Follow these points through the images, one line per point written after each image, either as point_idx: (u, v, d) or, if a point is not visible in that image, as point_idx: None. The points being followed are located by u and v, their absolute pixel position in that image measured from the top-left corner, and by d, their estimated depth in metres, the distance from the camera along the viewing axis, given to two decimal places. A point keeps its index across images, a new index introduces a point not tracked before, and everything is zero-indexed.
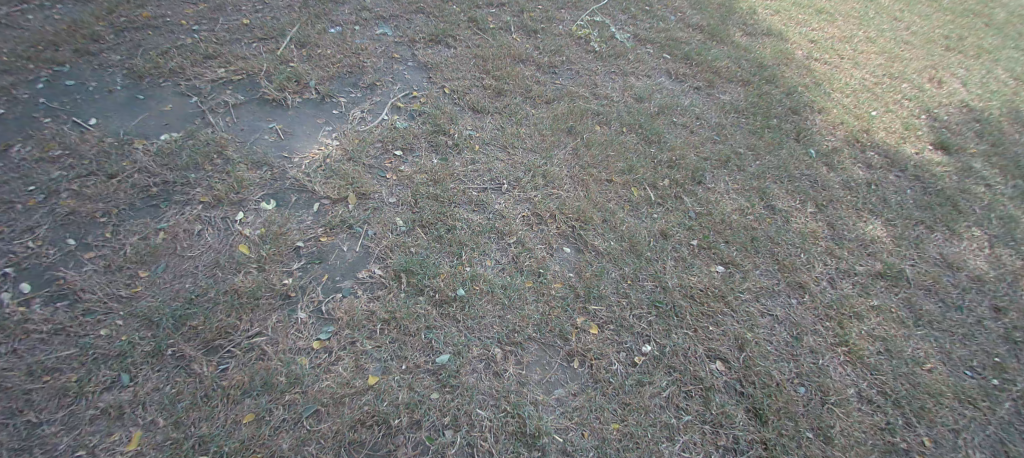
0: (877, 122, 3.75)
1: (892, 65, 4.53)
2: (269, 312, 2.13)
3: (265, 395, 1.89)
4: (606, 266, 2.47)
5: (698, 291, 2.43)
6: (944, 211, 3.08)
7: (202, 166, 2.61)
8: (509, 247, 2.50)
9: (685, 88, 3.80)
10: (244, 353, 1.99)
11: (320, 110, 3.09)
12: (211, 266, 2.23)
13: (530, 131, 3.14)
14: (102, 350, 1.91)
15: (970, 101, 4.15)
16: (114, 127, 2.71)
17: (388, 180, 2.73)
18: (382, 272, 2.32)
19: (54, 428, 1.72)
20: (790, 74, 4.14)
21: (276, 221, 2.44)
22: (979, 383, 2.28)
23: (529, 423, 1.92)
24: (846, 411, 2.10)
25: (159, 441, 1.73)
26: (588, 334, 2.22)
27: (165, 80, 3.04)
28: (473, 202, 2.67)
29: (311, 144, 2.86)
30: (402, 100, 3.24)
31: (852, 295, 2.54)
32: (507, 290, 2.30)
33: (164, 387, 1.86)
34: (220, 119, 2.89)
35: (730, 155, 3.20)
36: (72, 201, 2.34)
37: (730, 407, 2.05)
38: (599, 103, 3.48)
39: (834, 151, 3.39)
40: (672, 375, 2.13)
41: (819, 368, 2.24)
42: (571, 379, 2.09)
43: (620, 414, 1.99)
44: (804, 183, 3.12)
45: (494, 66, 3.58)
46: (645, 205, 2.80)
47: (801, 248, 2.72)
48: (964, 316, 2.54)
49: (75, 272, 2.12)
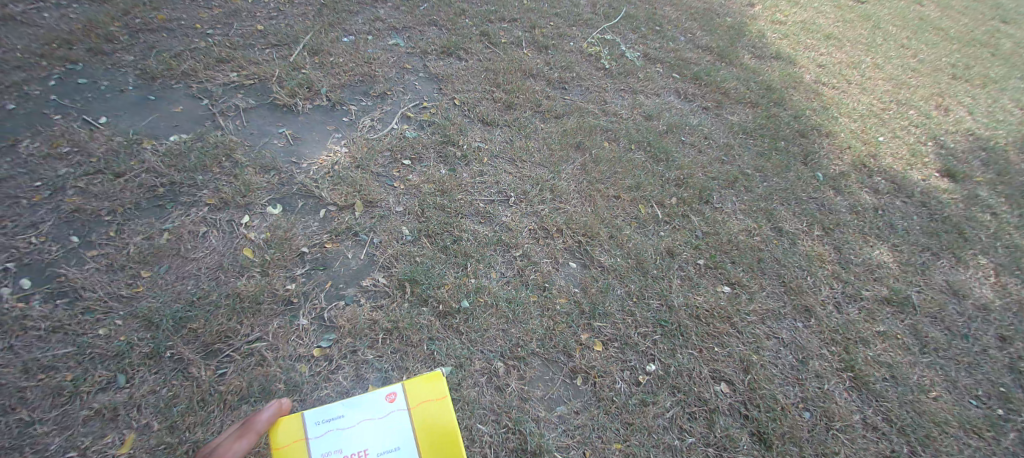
0: (884, 148, 3.76)
1: (899, 92, 4.55)
2: (270, 318, 2.11)
3: (262, 401, 1.88)
4: (611, 282, 2.45)
5: (704, 311, 2.40)
6: (951, 238, 3.07)
7: (209, 168, 2.60)
8: (514, 260, 2.48)
9: (694, 108, 3.81)
10: (243, 358, 1.98)
11: (329, 117, 3.09)
12: (214, 269, 2.22)
13: (538, 145, 3.14)
14: (100, 350, 1.90)
15: (976, 130, 4.17)
16: (123, 127, 2.72)
17: (395, 189, 2.72)
18: (386, 281, 2.30)
19: (47, 428, 1.72)
20: (798, 98, 4.16)
21: (281, 226, 2.42)
22: (985, 413, 2.25)
23: (530, 439, 1.90)
24: (850, 438, 2.08)
25: (152, 445, 1.73)
26: (592, 351, 2.19)
27: (177, 82, 3.05)
28: (480, 214, 2.66)
29: (319, 150, 2.86)
30: (412, 110, 3.25)
31: (859, 321, 2.51)
32: (511, 304, 2.28)
33: (161, 390, 1.85)
34: (230, 123, 2.89)
35: (738, 176, 3.20)
36: (77, 199, 2.34)
37: (735, 431, 2.03)
38: (608, 119, 3.49)
39: (841, 175, 3.39)
40: (676, 396, 2.10)
41: (824, 393, 2.21)
42: (574, 396, 2.07)
43: (622, 434, 1.97)
44: (811, 206, 3.11)
45: (504, 80, 3.59)
46: (652, 223, 2.79)
47: (808, 272, 2.70)
48: (970, 344, 2.52)
49: (77, 270, 2.12)
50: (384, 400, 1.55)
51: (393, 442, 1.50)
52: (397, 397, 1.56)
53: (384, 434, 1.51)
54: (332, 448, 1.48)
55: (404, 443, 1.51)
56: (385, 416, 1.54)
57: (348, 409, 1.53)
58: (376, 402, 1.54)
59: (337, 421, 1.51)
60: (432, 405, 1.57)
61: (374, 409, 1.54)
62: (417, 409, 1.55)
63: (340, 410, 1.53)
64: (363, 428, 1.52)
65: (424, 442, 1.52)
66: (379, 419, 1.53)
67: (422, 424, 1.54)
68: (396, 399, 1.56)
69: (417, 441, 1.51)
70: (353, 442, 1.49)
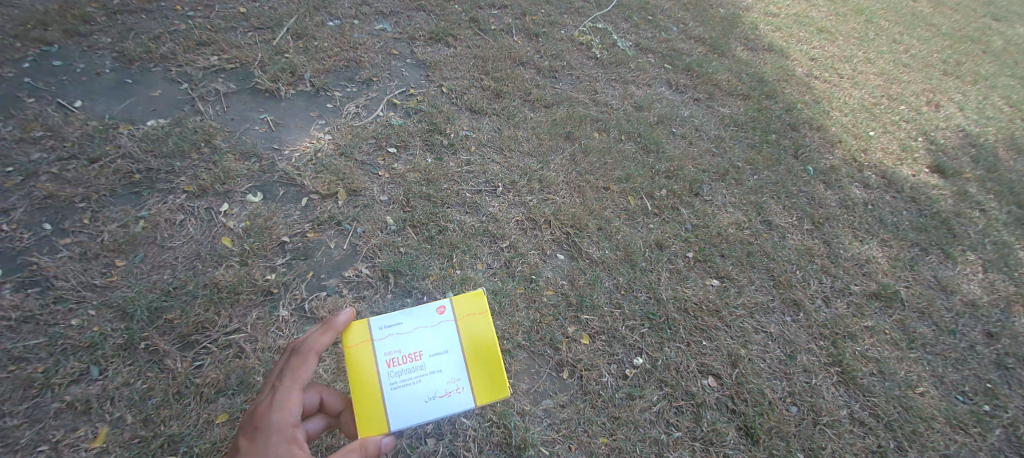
0: (875, 143, 3.75)
1: (890, 86, 4.55)
2: (249, 308, 2.06)
3: (240, 395, 1.84)
4: (599, 274, 2.41)
5: (692, 304, 2.38)
6: (939, 233, 3.07)
7: (188, 154, 2.52)
8: (501, 251, 2.43)
9: (685, 100, 3.77)
10: (220, 349, 1.93)
11: (313, 103, 3.01)
12: (191, 258, 2.15)
13: (527, 135, 3.08)
14: (72, 341, 1.84)
15: (966, 126, 4.18)
16: (99, 111, 2.62)
17: (380, 177, 2.65)
18: (369, 272, 2.25)
19: (17, 421, 1.67)
20: (789, 91, 4.14)
21: (262, 215, 2.36)
22: (971, 409, 2.26)
23: (515, 434, 1.88)
24: (837, 433, 2.07)
25: (126, 439, 1.69)
26: (579, 344, 2.16)
27: (155, 65, 2.95)
28: (467, 204, 2.60)
29: (302, 137, 2.78)
30: (398, 97, 3.17)
31: (847, 316, 2.51)
32: (497, 296, 2.24)
33: (135, 382, 1.80)
34: (210, 108, 2.80)
35: (729, 169, 3.17)
36: (51, 185, 2.26)
37: (722, 425, 2.02)
38: (598, 110, 3.44)
39: (832, 169, 3.38)
40: (663, 390, 2.08)
41: (812, 387, 2.20)
42: (560, 389, 2.04)
43: (609, 428, 1.95)
44: (801, 200, 3.09)
45: (493, 67, 3.52)
46: (641, 215, 2.76)
47: (797, 266, 2.69)
48: (957, 340, 2.52)
49: (49, 259, 2.04)
50: (435, 310, 1.56)
51: (444, 350, 1.53)
52: (448, 308, 1.57)
53: (435, 343, 1.53)
54: (388, 353, 1.50)
55: (456, 351, 1.53)
56: (436, 327, 1.55)
57: (402, 317, 1.53)
58: (429, 312, 1.55)
59: (392, 329, 1.51)
60: (480, 319, 1.59)
61: (426, 319, 1.55)
62: (466, 323, 1.57)
63: (396, 317, 1.53)
64: (415, 336, 1.52)
65: (473, 351, 1.55)
66: (431, 328, 1.54)
67: (472, 336, 1.57)
68: (448, 310, 1.57)
69: (467, 350, 1.55)
70: (407, 348, 1.51)
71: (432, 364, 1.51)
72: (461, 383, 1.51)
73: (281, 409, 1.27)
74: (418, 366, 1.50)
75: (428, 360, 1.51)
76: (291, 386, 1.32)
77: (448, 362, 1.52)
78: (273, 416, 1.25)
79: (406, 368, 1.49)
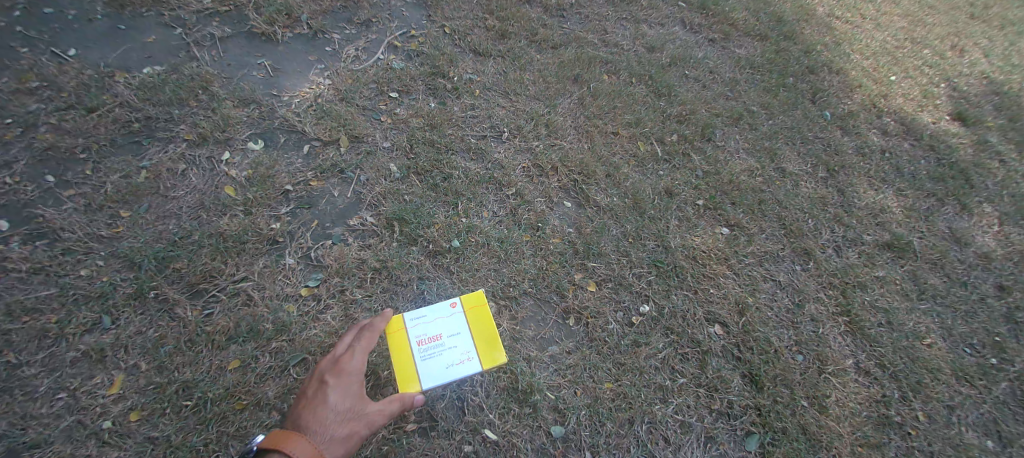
0: (896, 88, 3.59)
1: (914, 29, 4.31)
2: (256, 257, 2.06)
3: (251, 342, 1.86)
4: (607, 222, 2.38)
5: (701, 253, 2.35)
6: (957, 184, 2.97)
7: (186, 102, 2.46)
8: (506, 199, 2.39)
9: (699, 40, 3.60)
10: (229, 298, 1.94)
11: (312, 47, 2.91)
12: (195, 208, 2.14)
13: (533, 78, 2.97)
14: (83, 291, 1.86)
15: (991, 73, 3.98)
16: (93, 59, 2.54)
17: (383, 123, 2.59)
18: (374, 220, 2.23)
19: (36, 369, 1.71)
20: (809, 31, 3.94)
21: (263, 163, 2.31)
22: (977, 362, 2.25)
23: (520, 379, 1.91)
24: (842, 382, 2.09)
25: (142, 385, 1.73)
26: (585, 291, 2.16)
27: (147, 10, 2.83)
28: (471, 151, 2.55)
29: (301, 83, 2.70)
30: (399, 39, 3.05)
31: (858, 265, 2.47)
32: (504, 244, 2.22)
33: (148, 331, 1.83)
34: (206, 53, 2.72)
35: (743, 113, 3.06)
36: (50, 136, 2.21)
37: (727, 372, 2.03)
38: (608, 51, 3.29)
39: (849, 114, 3.25)
40: (669, 337, 2.09)
41: (819, 337, 2.20)
42: (566, 336, 2.05)
43: (614, 374, 1.97)
44: (816, 147, 2.99)
45: (498, 6, 3.35)
46: (651, 162, 2.68)
47: (809, 215, 2.63)
48: (968, 292, 2.49)
49: (55, 211, 2.03)
50: (447, 304, 1.84)
51: (459, 330, 1.79)
52: (458, 303, 1.85)
53: (451, 327, 1.79)
54: (417, 335, 1.75)
55: (467, 332, 1.79)
56: (450, 316, 1.81)
57: (426, 310, 1.80)
58: (444, 306, 1.82)
59: (418, 318, 1.78)
60: (483, 310, 1.85)
61: (442, 311, 1.81)
62: (475, 309, 1.84)
63: (421, 311, 1.80)
64: (436, 322, 1.78)
65: (480, 330, 1.80)
66: (447, 318, 1.80)
67: (478, 322, 1.82)
68: (459, 303, 1.85)
69: (476, 329, 1.80)
70: (430, 331, 1.76)
71: (450, 342, 1.76)
72: (474, 354, 1.75)
73: (359, 358, 1.56)
74: (440, 343, 1.75)
75: (447, 339, 1.76)
76: (367, 344, 1.59)
77: (463, 339, 1.78)
78: (353, 362, 1.54)
79: (431, 345, 1.74)
